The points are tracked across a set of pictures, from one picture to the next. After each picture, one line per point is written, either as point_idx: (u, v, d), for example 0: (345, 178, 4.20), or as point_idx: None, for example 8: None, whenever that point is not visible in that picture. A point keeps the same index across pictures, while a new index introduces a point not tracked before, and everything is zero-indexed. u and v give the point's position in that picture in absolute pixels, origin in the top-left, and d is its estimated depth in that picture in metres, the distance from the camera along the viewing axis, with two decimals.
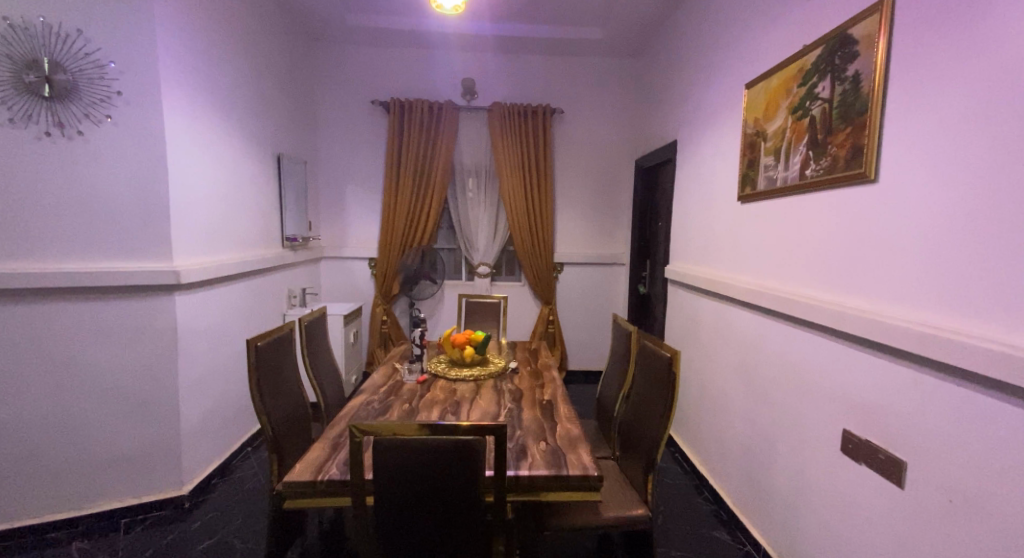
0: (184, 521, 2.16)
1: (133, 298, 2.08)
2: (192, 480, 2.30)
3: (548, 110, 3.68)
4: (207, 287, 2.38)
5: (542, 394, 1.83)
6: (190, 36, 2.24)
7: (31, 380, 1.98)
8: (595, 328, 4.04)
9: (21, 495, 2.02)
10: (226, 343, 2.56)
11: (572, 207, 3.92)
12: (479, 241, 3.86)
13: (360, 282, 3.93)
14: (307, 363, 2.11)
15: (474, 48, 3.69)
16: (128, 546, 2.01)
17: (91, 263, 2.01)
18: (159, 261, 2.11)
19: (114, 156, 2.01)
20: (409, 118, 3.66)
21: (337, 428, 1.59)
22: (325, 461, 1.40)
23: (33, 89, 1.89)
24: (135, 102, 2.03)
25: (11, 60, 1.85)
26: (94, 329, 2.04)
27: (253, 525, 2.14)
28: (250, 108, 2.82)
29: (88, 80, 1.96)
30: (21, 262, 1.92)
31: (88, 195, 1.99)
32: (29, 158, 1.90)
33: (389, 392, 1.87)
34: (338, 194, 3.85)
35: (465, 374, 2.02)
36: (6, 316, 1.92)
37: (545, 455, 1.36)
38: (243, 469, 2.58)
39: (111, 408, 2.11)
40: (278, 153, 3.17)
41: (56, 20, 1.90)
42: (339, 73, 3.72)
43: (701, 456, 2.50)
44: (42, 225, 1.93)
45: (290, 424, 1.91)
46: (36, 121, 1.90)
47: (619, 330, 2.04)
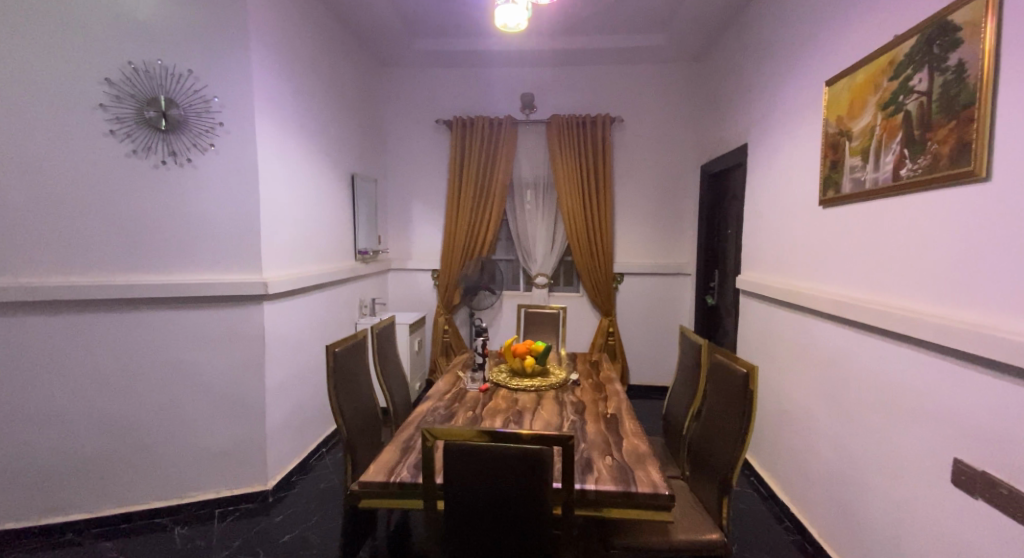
0: (268, 514, 2.32)
1: (230, 307, 2.30)
2: (276, 477, 2.47)
3: (608, 119, 3.66)
4: (290, 298, 2.57)
5: (605, 407, 1.80)
6: (278, 70, 2.47)
7: (144, 380, 2.22)
8: (660, 341, 3.91)
9: (134, 483, 2.25)
10: (305, 351, 2.75)
11: (634, 217, 3.84)
12: (538, 252, 3.87)
13: (424, 293, 4.07)
14: (378, 369, 2.21)
15: (534, 64, 3.75)
16: (220, 534, 2.18)
17: (195, 275, 2.25)
18: (252, 273, 2.32)
19: (217, 180, 2.25)
20: (471, 134, 3.77)
21: (407, 432, 1.65)
22: (396, 463, 1.46)
23: (152, 123, 2.14)
24: (233, 131, 2.25)
25: (135, 100, 2.11)
26: (196, 335, 2.26)
27: (329, 522, 2.25)
28: (328, 132, 3.03)
29: (196, 114, 2.20)
30: (139, 274, 2.17)
31: (194, 214, 2.22)
32: (146, 182, 2.15)
33: (454, 399, 1.92)
34: (405, 208, 4.03)
35: (526, 384, 2.02)
36: (126, 322, 2.17)
37: (612, 470, 1.33)
38: (320, 468, 2.74)
39: (209, 407, 2.32)
40: (352, 172, 3.38)
41: (171, 62, 2.15)
42: (406, 95, 3.91)
43: (781, 480, 2.33)
44: (156, 241, 2.18)
45: (363, 427, 2.00)
46: (153, 151, 2.15)
47: (688, 343, 1.97)
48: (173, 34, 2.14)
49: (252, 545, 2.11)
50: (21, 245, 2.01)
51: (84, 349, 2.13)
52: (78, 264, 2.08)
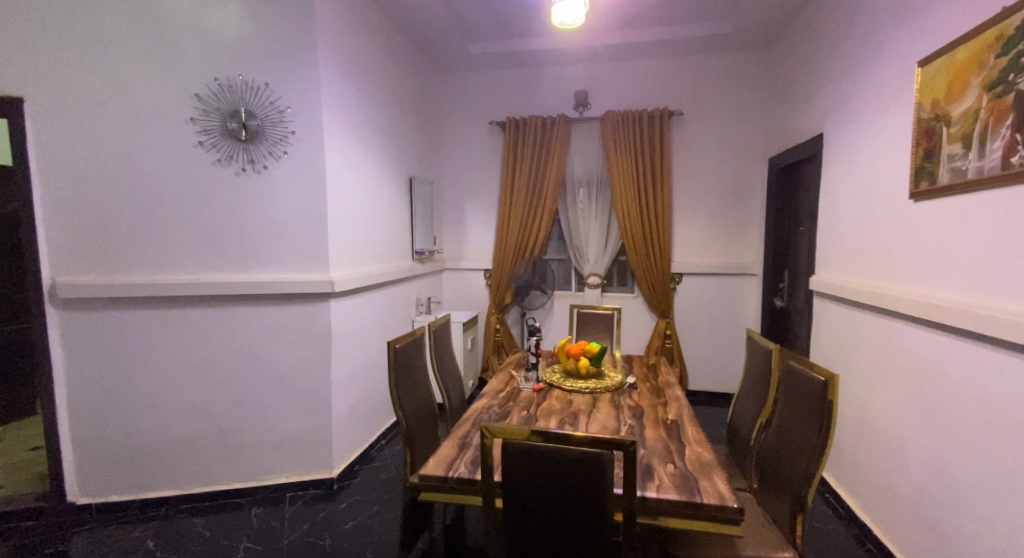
0: (333, 500, 2.45)
1: (301, 304, 2.44)
2: (340, 466, 2.60)
3: (666, 113, 3.55)
4: (354, 296, 2.69)
5: (665, 413, 1.75)
6: (344, 79, 2.59)
7: (224, 370, 2.40)
8: (722, 344, 3.74)
9: (215, 465, 2.44)
10: (366, 347, 2.87)
11: (694, 215, 3.70)
12: (590, 252, 3.81)
13: (477, 292, 4.13)
14: (435, 366, 2.27)
15: (590, 61, 3.71)
16: (291, 516, 2.32)
17: (268, 273, 2.40)
18: (320, 273, 2.46)
19: (289, 185, 2.39)
20: (524, 134, 3.79)
21: (463, 429, 1.68)
22: (454, 458, 1.48)
23: (234, 134, 2.31)
24: (304, 138, 2.39)
25: (220, 112, 2.29)
26: (269, 330, 2.42)
27: (389, 512, 2.34)
28: (389, 137, 3.14)
29: (272, 124, 2.35)
30: (220, 273, 2.34)
31: (269, 217, 2.38)
32: (227, 188, 2.32)
33: (508, 398, 1.93)
34: (460, 209, 4.10)
35: (581, 385, 2.00)
36: (210, 317, 2.35)
37: (674, 479, 1.29)
38: (379, 460, 2.86)
39: (281, 397, 2.48)
40: (410, 176, 3.48)
41: (251, 77, 2.31)
42: (462, 98, 3.99)
43: (859, 497, 2.17)
44: (236, 242, 2.35)
45: (421, 422, 2.06)
46: (235, 160, 2.32)
47: (757, 349, 1.87)
48: (252, 50, 2.30)
49: (319, 528, 2.23)
50: (124, 246, 2.23)
51: (173, 341, 2.33)
52: (170, 263, 2.29)
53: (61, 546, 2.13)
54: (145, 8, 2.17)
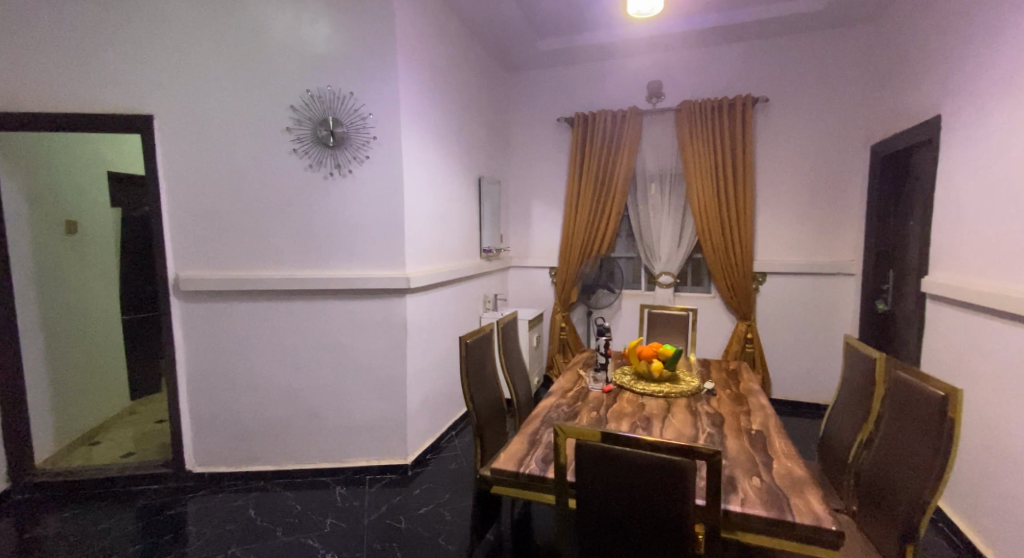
0: (408, 485, 2.57)
1: (380, 298, 2.58)
2: (413, 453, 2.73)
3: (749, 101, 3.33)
4: (427, 291, 2.80)
5: (748, 422, 1.64)
6: (420, 82, 2.69)
7: (310, 359, 2.59)
8: (809, 350, 3.47)
9: (302, 446, 2.64)
10: (438, 341, 2.97)
11: (779, 210, 3.45)
12: (662, 250, 3.67)
13: (543, 290, 4.12)
14: (503, 362, 2.30)
15: (665, 50, 3.57)
16: (370, 498, 2.46)
17: (350, 269, 2.56)
18: (396, 269, 2.58)
19: (371, 187, 2.53)
20: (593, 129, 3.72)
21: (533, 426, 1.68)
22: (525, 455, 1.49)
23: (323, 141, 2.47)
24: (384, 141, 2.52)
25: (311, 121, 2.46)
26: (351, 322, 2.58)
27: (460, 501, 2.41)
28: (460, 137, 3.22)
29: (356, 130, 2.50)
30: (309, 269, 2.53)
31: (352, 216, 2.53)
32: (316, 190, 2.50)
33: (577, 398, 1.91)
34: (526, 207, 4.11)
35: (654, 389, 1.94)
36: (300, 309, 2.54)
37: (761, 493, 1.21)
38: (449, 450, 2.96)
39: (361, 386, 2.63)
40: (479, 175, 3.54)
41: (338, 87, 2.47)
42: (530, 96, 3.99)
43: (980, 527, 1.92)
44: (322, 240, 2.52)
45: (490, 416, 2.10)
46: (324, 165, 2.49)
47: (858, 357, 1.70)
48: (338, 60, 2.45)
49: (395, 511, 2.34)
50: (228, 244, 2.47)
51: (267, 331, 2.54)
52: (266, 260, 2.50)
53: (180, 508, 2.39)
54: (249, 27, 2.38)
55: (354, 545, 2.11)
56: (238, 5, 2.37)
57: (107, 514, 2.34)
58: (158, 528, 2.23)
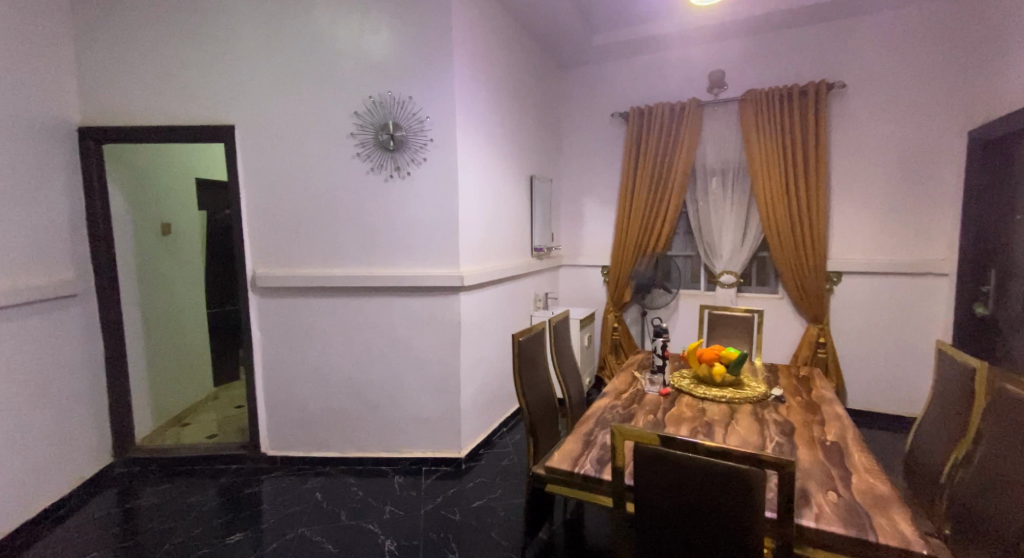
0: (462, 478, 2.62)
1: (436, 296, 2.64)
2: (466, 448, 2.78)
3: (822, 89, 3.11)
4: (480, 289, 2.84)
5: (821, 433, 1.54)
6: (475, 83, 2.73)
7: (369, 353, 2.69)
8: (888, 356, 3.21)
9: (362, 437, 2.76)
10: (490, 339, 3.00)
11: (856, 205, 3.21)
12: (724, 248, 3.51)
13: (595, 289, 4.06)
14: (555, 361, 2.28)
15: (728, 37, 3.41)
16: (426, 488, 2.53)
17: (407, 267, 2.64)
18: (450, 267, 2.63)
19: (428, 188, 2.59)
20: (650, 124, 3.61)
21: (587, 426, 1.66)
22: (579, 455, 1.48)
23: (384, 144, 2.56)
24: (441, 143, 2.57)
25: (373, 126, 2.56)
26: (408, 319, 2.66)
27: (513, 497, 2.43)
28: (513, 135, 3.23)
29: (415, 133, 2.57)
30: (369, 267, 2.63)
31: (410, 216, 2.61)
32: (377, 191, 2.59)
33: (633, 400, 1.87)
34: (579, 205, 4.06)
35: (716, 394, 1.86)
36: (362, 305, 2.66)
37: (838, 509, 1.13)
38: (501, 446, 2.99)
39: (418, 381, 2.71)
40: (531, 174, 3.54)
41: (398, 92, 2.55)
42: (583, 92, 3.93)
43: None
44: (381, 239, 2.62)
45: (543, 414, 2.10)
46: (384, 167, 2.58)
47: (953, 367, 1.55)
48: (398, 64, 2.53)
49: (450, 503, 2.40)
50: (297, 243, 2.62)
51: (331, 326, 2.67)
52: (331, 258, 2.63)
53: (254, 487, 2.57)
54: (316, 38, 2.51)
55: (411, 533, 2.18)
56: (308, 17, 2.50)
57: (194, 490, 2.55)
58: (236, 505, 2.41)
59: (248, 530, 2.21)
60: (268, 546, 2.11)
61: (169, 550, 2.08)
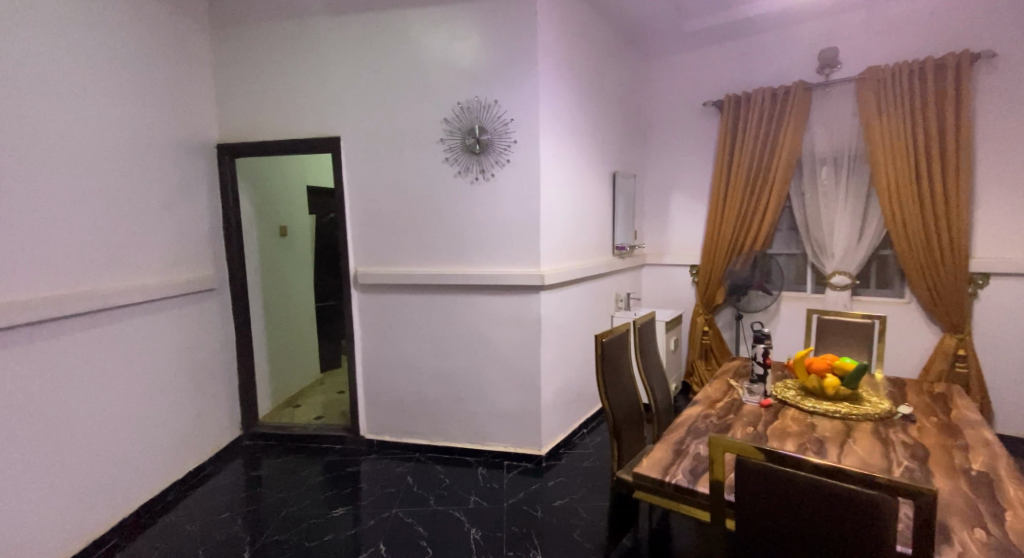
0: (543, 475, 2.63)
1: (518, 294, 2.67)
2: (547, 446, 2.79)
3: (962, 61, 2.70)
4: (561, 287, 2.83)
5: (963, 460, 1.34)
6: (559, 81, 2.71)
7: (455, 348, 2.80)
8: None
9: (448, 428, 2.87)
10: (571, 338, 2.98)
11: (1005, 195, 2.76)
12: (836, 246, 3.17)
13: (681, 289, 3.87)
14: (640, 364, 2.20)
15: (840, 11, 3.08)
16: (508, 482, 2.57)
17: (491, 266, 2.70)
18: (531, 267, 2.65)
19: (513, 188, 2.63)
20: (748, 112, 3.36)
21: (678, 434, 1.59)
22: (670, 463, 1.41)
23: (470, 148, 2.64)
24: (525, 144, 2.60)
25: (460, 130, 2.64)
26: (492, 316, 2.72)
27: (595, 499, 2.39)
28: (597, 131, 3.16)
29: (499, 135, 2.62)
30: (455, 266, 2.73)
31: (494, 216, 2.66)
32: (463, 192, 2.68)
33: (729, 410, 1.75)
34: (665, 201, 3.89)
35: (828, 408, 1.69)
36: (449, 302, 2.76)
37: (989, 551, 0.97)
38: (582, 447, 2.96)
39: (500, 377, 2.76)
40: (614, 171, 3.44)
41: (485, 96, 2.61)
42: (671, 82, 3.75)
43: None
44: (468, 238, 2.70)
45: (627, 417, 2.03)
46: (470, 171, 2.66)
47: None
48: (484, 68, 2.59)
49: (531, 499, 2.41)
50: (391, 243, 2.79)
51: (420, 321, 2.82)
52: (420, 257, 2.77)
53: (353, 467, 2.78)
54: (409, 48, 2.65)
55: (495, 525, 2.22)
56: (402, 29, 2.64)
57: (303, 465, 2.82)
58: (338, 482, 2.62)
59: (348, 505, 2.40)
60: (366, 523, 2.26)
61: (284, 517, 2.31)
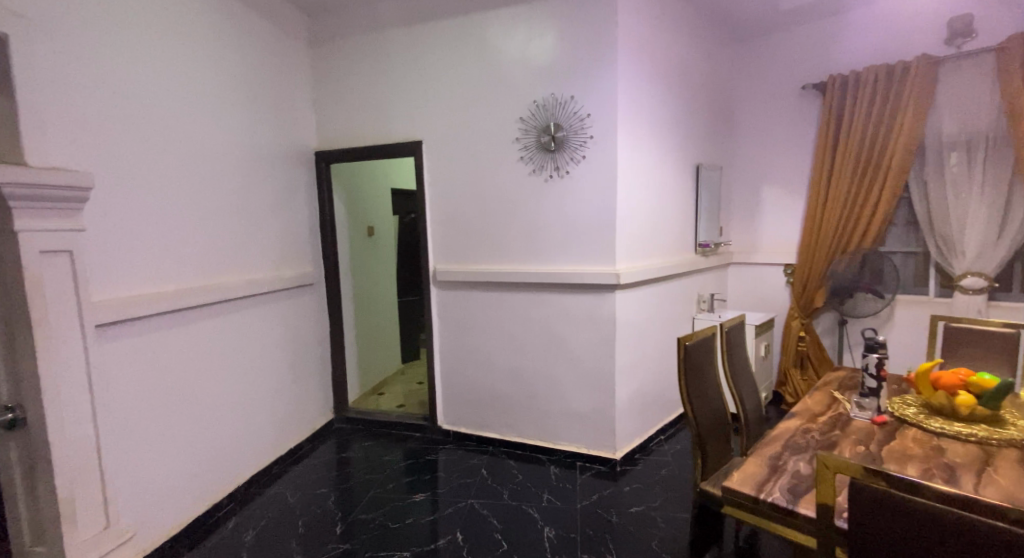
0: (618, 480, 2.55)
1: (592, 293, 2.61)
2: (622, 450, 2.70)
3: None
4: (638, 287, 2.72)
5: None
6: (640, 71, 2.60)
7: (529, 346, 2.80)
8: None
9: (522, 426, 2.88)
10: (648, 339, 2.87)
11: None
12: (968, 244, 2.76)
13: (773, 290, 3.58)
14: (727, 370, 2.05)
15: None
16: (582, 484, 2.53)
17: (566, 264, 2.66)
18: (606, 265, 2.57)
19: (589, 185, 2.57)
20: (856, 94, 3.02)
21: (773, 449, 1.46)
22: (765, 480, 1.30)
23: (545, 145, 2.62)
24: (601, 138, 2.52)
25: (535, 128, 2.63)
26: (567, 314, 2.68)
27: (673, 510, 2.28)
28: (679, 122, 3.01)
29: (575, 131, 2.57)
30: (530, 264, 2.73)
31: (569, 213, 2.62)
32: (538, 190, 2.67)
33: (835, 426, 1.58)
34: (755, 195, 3.62)
35: (960, 431, 1.47)
36: (524, 299, 2.77)
37: None
38: (659, 453, 2.84)
39: (574, 377, 2.72)
40: (697, 163, 3.25)
41: (561, 92, 2.57)
42: (764, 66, 3.47)
43: None
44: (543, 236, 2.69)
45: (712, 427, 1.91)
46: (545, 168, 2.64)
47: None
48: (561, 63, 2.55)
49: (605, 504, 2.35)
50: (468, 241, 2.85)
51: (496, 318, 2.85)
52: (497, 255, 2.80)
53: (432, 456, 2.88)
54: (487, 48, 2.68)
55: (568, 525, 2.19)
56: (481, 30, 2.68)
57: (385, 450, 2.96)
58: (417, 469, 2.73)
59: (427, 492, 2.49)
60: (443, 510, 2.33)
61: (369, 498, 2.45)
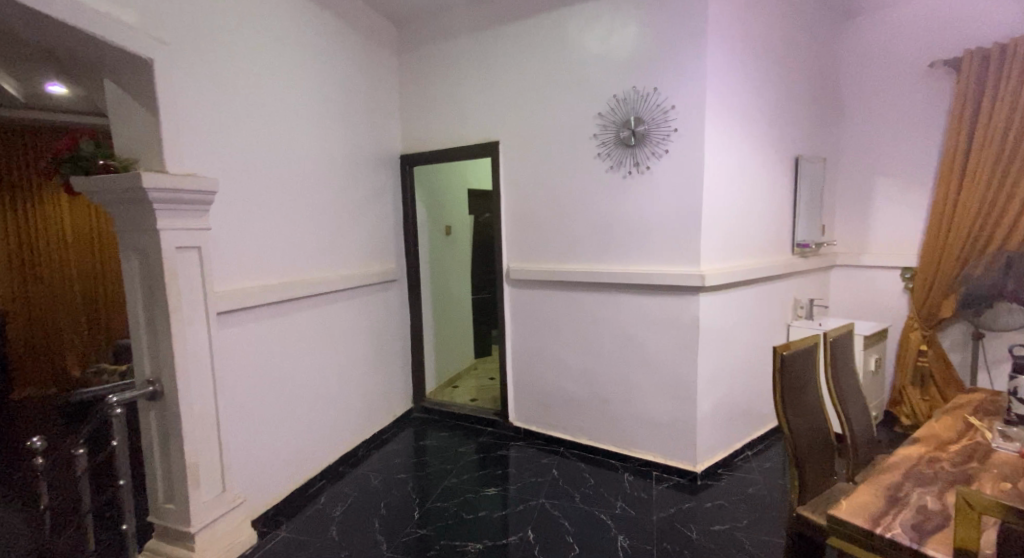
0: (697, 495, 2.41)
1: (675, 295, 2.48)
2: (703, 463, 2.55)
3: None
4: (725, 289, 2.55)
5: None
6: (734, 57, 2.44)
7: (606, 348, 2.72)
8: None
9: (596, 429, 2.82)
10: (735, 346, 2.68)
11: None
12: None
13: (886, 296, 3.20)
14: (829, 383, 1.85)
15: None
16: (658, 495, 2.42)
17: (646, 264, 2.55)
18: (690, 266, 2.43)
19: (672, 181, 2.44)
20: (1000, 71, 2.60)
21: (890, 478, 1.29)
22: (882, 512, 1.15)
23: (626, 141, 2.53)
24: (686, 131, 2.39)
25: (615, 123, 2.55)
26: (647, 317, 2.58)
27: (761, 532, 2.11)
28: (778, 110, 2.78)
29: (657, 125, 2.45)
30: (608, 263, 2.66)
31: (651, 211, 2.51)
32: (618, 187, 2.58)
33: (971, 457, 1.37)
34: (865, 189, 3.24)
35: None
36: (602, 300, 2.70)
37: None
38: (744, 469, 2.65)
39: (653, 382, 2.60)
40: (797, 155, 2.98)
41: (643, 84, 2.47)
42: (879, 44, 3.10)
43: None
44: (623, 235, 2.60)
45: (811, 445, 1.73)
46: (624, 164, 2.55)
47: None
48: (645, 54, 2.45)
49: (684, 518, 2.23)
50: (545, 239, 2.84)
51: (572, 318, 2.81)
52: (574, 254, 2.75)
53: (504, 451, 2.91)
54: (566, 44, 2.64)
55: (644, 536, 2.11)
56: (562, 25, 2.65)
57: (460, 443, 3.04)
58: (491, 464, 2.77)
59: (500, 487, 2.51)
60: (515, 507, 2.35)
61: (445, 488, 2.52)
